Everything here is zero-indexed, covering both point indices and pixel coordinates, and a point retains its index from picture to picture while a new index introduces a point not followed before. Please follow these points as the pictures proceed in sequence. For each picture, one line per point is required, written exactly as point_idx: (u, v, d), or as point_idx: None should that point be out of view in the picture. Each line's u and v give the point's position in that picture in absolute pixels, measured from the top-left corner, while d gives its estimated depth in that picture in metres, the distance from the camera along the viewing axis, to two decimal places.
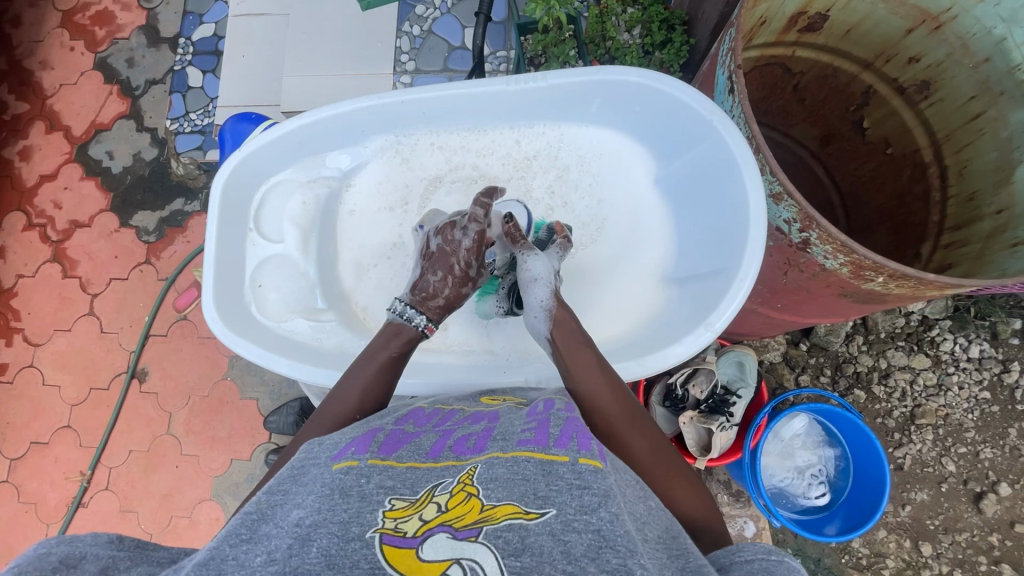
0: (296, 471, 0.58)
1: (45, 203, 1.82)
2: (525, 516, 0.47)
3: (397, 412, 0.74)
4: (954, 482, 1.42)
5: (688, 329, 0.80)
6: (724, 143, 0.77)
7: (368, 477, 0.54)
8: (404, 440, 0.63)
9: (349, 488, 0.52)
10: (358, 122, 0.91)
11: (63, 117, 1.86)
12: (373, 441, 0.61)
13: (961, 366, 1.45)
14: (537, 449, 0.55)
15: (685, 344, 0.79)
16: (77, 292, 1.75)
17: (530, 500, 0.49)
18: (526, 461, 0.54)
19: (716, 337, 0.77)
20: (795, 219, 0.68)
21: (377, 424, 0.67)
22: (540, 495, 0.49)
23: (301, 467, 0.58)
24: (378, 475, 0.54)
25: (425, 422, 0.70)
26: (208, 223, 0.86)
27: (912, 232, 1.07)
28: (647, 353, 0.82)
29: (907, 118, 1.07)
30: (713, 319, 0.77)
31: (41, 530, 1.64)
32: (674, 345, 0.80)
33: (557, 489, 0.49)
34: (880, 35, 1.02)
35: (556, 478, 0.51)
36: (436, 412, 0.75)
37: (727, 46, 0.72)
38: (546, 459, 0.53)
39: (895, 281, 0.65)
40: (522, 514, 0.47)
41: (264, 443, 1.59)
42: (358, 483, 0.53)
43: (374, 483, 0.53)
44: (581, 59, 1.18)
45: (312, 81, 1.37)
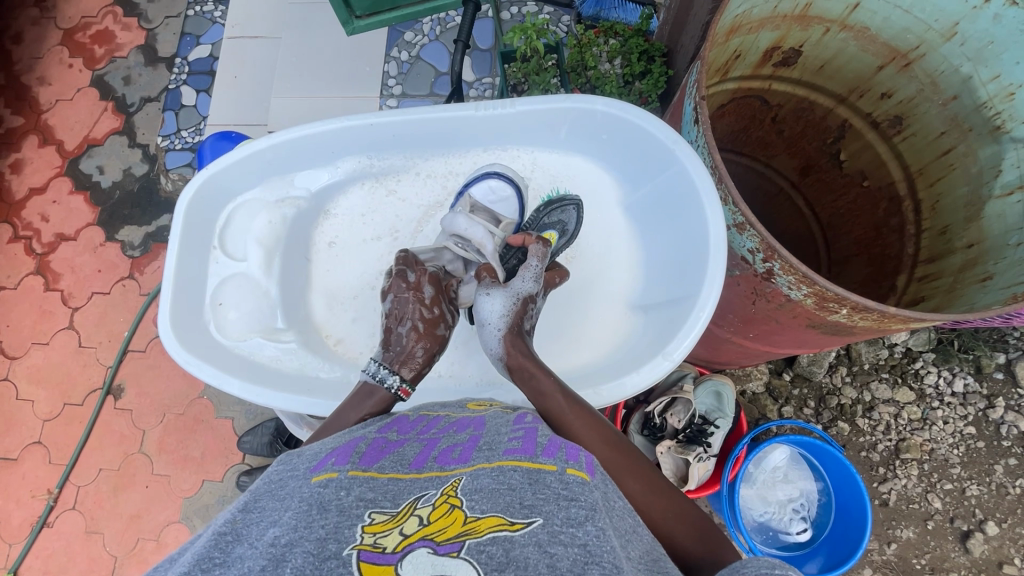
0: (274, 485, 0.56)
1: (32, 215, 1.82)
2: (509, 527, 0.46)
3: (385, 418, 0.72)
4: (941, 519, 1.38)
5: (647, 359, 0.79)
6: (686, 171, 0.77)
7: (348, 490, 0.52)
8: (386, 450, 0.61)
9: (328, 502, 0.50)
10: (329, 143, 0.92)
11: (57, 132, 1.88)
12: (354, 451, 0.60)
13: (945, 401, 1.43)
14: (524, 457, 0.54)
15: (643, 374, 0.78)
16: (58, 306, 1.73)
17: (516, 510, 0.48)
18: (512, 471, 0.52)
19: (675, 367, 0.76)
20: (758, 249, 0.67)
21: (361, 433, 0.65)
22: (526, 504, 0.48)
23: (279, 481, 0.56)
24: (358, 488, 0.53)
25: (410, 430, 0.68)
26: (170, 240, 0.86)
27: (889, 263, 1.07)
28: (605, 382, 0.81)
29: (882, 152, 1.09)
30: (671, 349, 0.76)
31: (3, 551, 1.59)
32: (633, 373, 0.79)
33: (544, 498, 0.48)
34: (854, 70, 1.04)
35: (543, 487, 0.50)
36: (421, 419, 0.72)
37: (693, 79, 0.71)
38: (533, 468, 0.52)
39: (859, 314, 0.65)
40: (507, 526, 0.46)
41: (237, 464, 1.55)
42: (338, 496, 0.51)
43: (354, 495, 0.51)
44: (563, 88, 1.20)
45: (300, 103, 1.39)
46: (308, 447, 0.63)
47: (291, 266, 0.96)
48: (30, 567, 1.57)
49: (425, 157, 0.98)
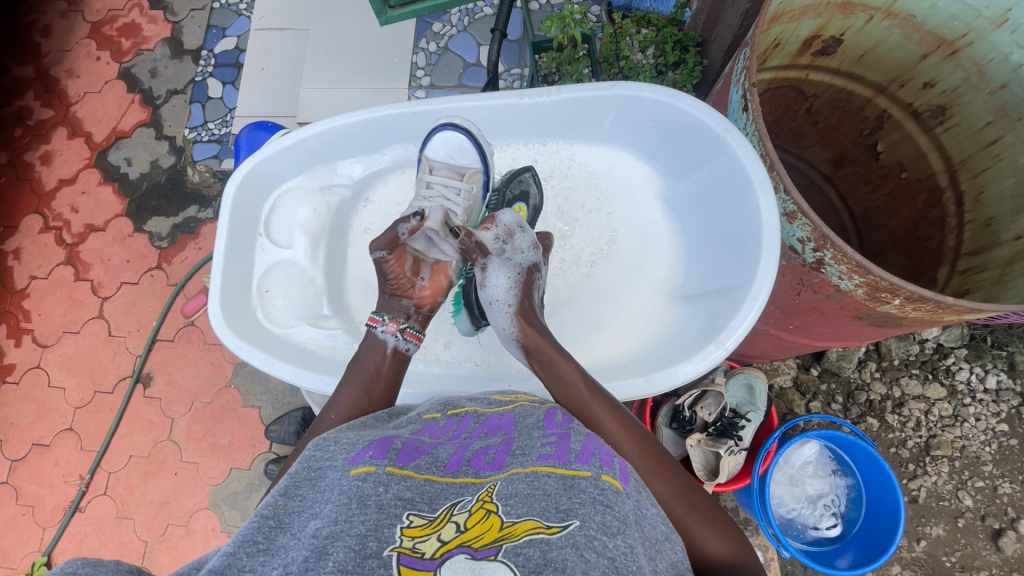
0: (313, 473, 0.57)
1: (62, 206, 1.85)
2: (546, 530, 0.46)
3: (412, 424, 0.70)
4: (971, 517, 1.37)
5: (698, 347, 0.78)
6: (737, 158, 0.76)
7: (387, 486, 0.52)
8: (421, 450, 0.61)
9: (367, 497, 0.50)
10: (371, 129, 0.92)
11: (85, 124, 1.90)
12: (391, 447, 0.60)
13: (978, 398, 1.41)
14: (558, 463, 0.54)
15: (695, 363, 0.77)
16: (88, 295, 1.76)
17: (552, 515, 0.48)
18: (547, 477, 0.52)
19: (727, 355, 0.75)
20: (809, 238, 0.67)
21: (394, 432, 0.64)
22: (562, 508, 0.48)
23: (317, 469, 0.58)
24: (396, 485, 0.53)
25: (442, 435, 0.67)
26: (219, 228, 0.86)
27: (928, 256, 1.05)
28: (657, 370, 0.80)
29: (921, 143, 1.07)
30: (724, 337, 0.75)
31: (37, 534, 1.62)
32: (684, 362, 0.77)
33: (580, 502, 0.48)
34: (896, 60, 1.02)
35: (579, 492, 0.49)
36: (451, 421, 0.71)
37: (742, 65, 0.71)
38: (567, 475, 0.52)
39: (912, 304, 0.64)
40: (544, 530, 0.46)
41: (264, 452, 1.57)
42: (376, 492, 0.51)
43: (393, 493, 0.52)
44: (594, 77, 1.19)
45: (327, 94, 1.39)
46: (343, 436, 0.63)
47: (334, 254, 0.96)
48: (62, 551, 1.59)
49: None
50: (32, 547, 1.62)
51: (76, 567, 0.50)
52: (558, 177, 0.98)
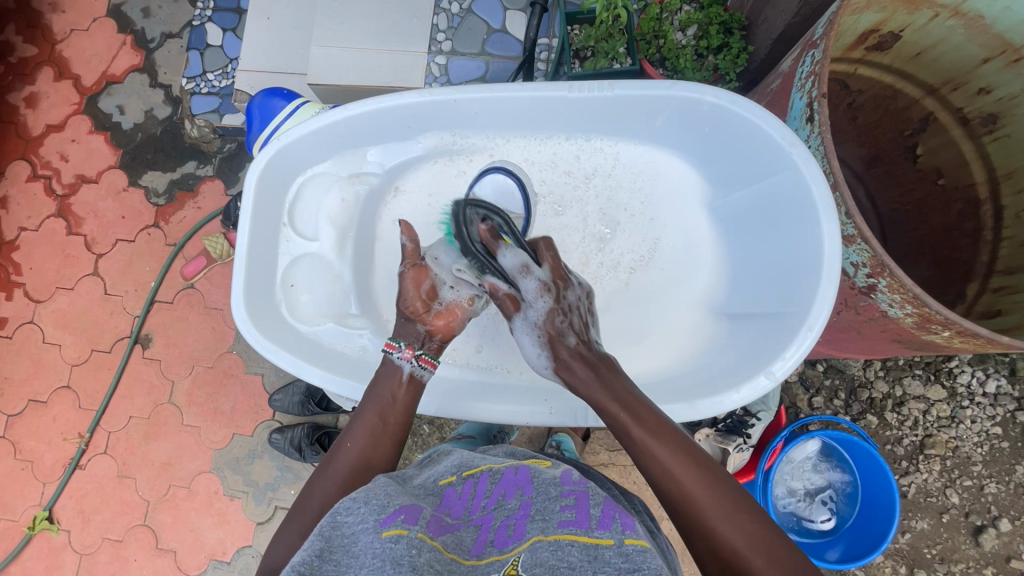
0: (344, 539, 0.55)
1: (51, 154, 1.75)
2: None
3: (432, 492, 0.69)
4: (955, 513, 1.42)
5: (748, 375, 0.79)
6: (804, 180, 0.75)
7: (419, 551, 0.52)
8: (447, 528, 0.59)
9: (401, 559, 0.50)
10: (410, 114, 0.90)
11: (73, 65, 1.77)
12: (421, 514, 0.59)
13: (975, 401, 1.43)
14: (580, 531, 0.54)
15: (742, 392, 0.79)
16: (81, 251, 1.70)
17: None
18: (570, 546, 0.52)
19: (776, 385, 0.77)
20: (865, 263, 0.67)
21: (418, 501, 0.63)
22: None
23: (347, 535, 0.56)
24: (427, 551, 0.52)
25: (461, 507, 0.65)
26: (242, 216, 0.87)
27: (957, 269, 1.04)
28: (701, 396, 0.82)
29: (965, 151, 1.04)
30: (775, 368, 0.77)
31: (37, 489, 1.62)
32: (732, 392, 0.80)
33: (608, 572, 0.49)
34: (953, 62, 0.97)
35: (605, 563, 0.50)
36: (467, 485, 0.69)
37: (807, 69, 0.72)
38: (590, 544, 0.52)
39: (961, 337, 0.63)
40: None
41: (267, 420, 1.57)
42: (410, 554, 0.51)
43: (425, 558, 0.51)
44: (630, 57, 1.11)
45: (338, 54, 1.29)
46: (368, 494, 0.61)
47: (360, 247, 0.97)
48: (64, 506, 1.60)
49: (505, 138, 0.97)
50: (33, 502, 1.62)
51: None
52: (601, 177, 0.98)
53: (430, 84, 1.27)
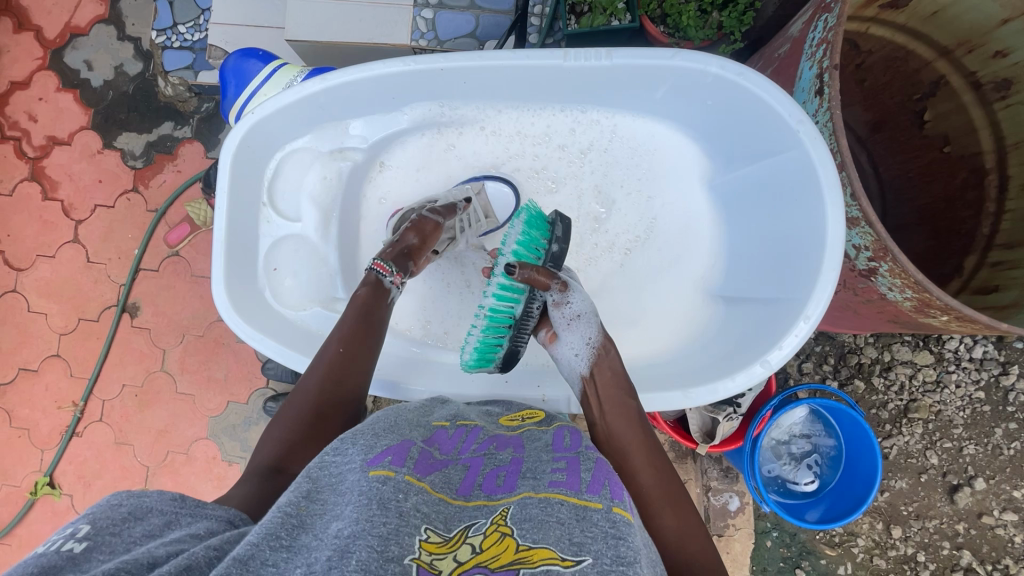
0: (332, 477, 0.55)
1: (18, 113, 1.65)
2: (561, 563, 0.44)
3: (417, 424, 0.68)
4: (934, 473, 1.47)
5: (742, 364, 0.80)
6: (808, 159, 0.72)
7: (406, 493, 0.50)
8: (437, 464, 0.59)
9: (387, 500, 0.48)
10: (392, 86, 0.84)
11: (33, 15, 1.65)
12: (409, 455, 0.57)
13: (962, 366, 1.45)
14: (569, 492, 0.53)
15: (738, 380, 0.79)
16: (60, 217, 1.64)
17: (566, 545, 0.46)
18: (559, 504, 0.51)
19: (770, 374, 0.77)
20: (866, 247, 0.66)
21: (410, 436, 0.62)
22: (575, 540, 0.47)
23: (336, 472, 0.55)
24: (415, 494, 0.50)
25: (451, 446, 0.65)
26: (218, 198, 0.83)
27: (957, 240, 1.02)
28: (695, 385, 0.83)
29: (975, 117, 1.01)
30: (770, 357, 0.77)
31: (36, 456, 1.64)
32: (727, 379, 0.80)
33: (592, 536, 0.47)
34: (970, 22, 0.92)
35: (591, 525, 0.49)
36: (459, 431, 0.70)
37: (818, 36, 0.68)
38: (579, 504, 0.51)
39: (959, 321, 0.62)
40: (559, 561, 0.44)
41: (261, 388, 1.58)
42: (396, 497, 0.49)
43: (412, 502, 0.49)
44: (629, 13, 1.04)
45: (314, 5, 1.19)
46: (361, 434, 0.60)
47: (344, 229, 0.95)
48: (64, 472, 1.62)
49: (497, 109, 0.93)
50: (33, 467, 1.64)
51: (123, 499, 0.52)
52: (596, 150, 0.96)
53: (416, 41, 1.19)
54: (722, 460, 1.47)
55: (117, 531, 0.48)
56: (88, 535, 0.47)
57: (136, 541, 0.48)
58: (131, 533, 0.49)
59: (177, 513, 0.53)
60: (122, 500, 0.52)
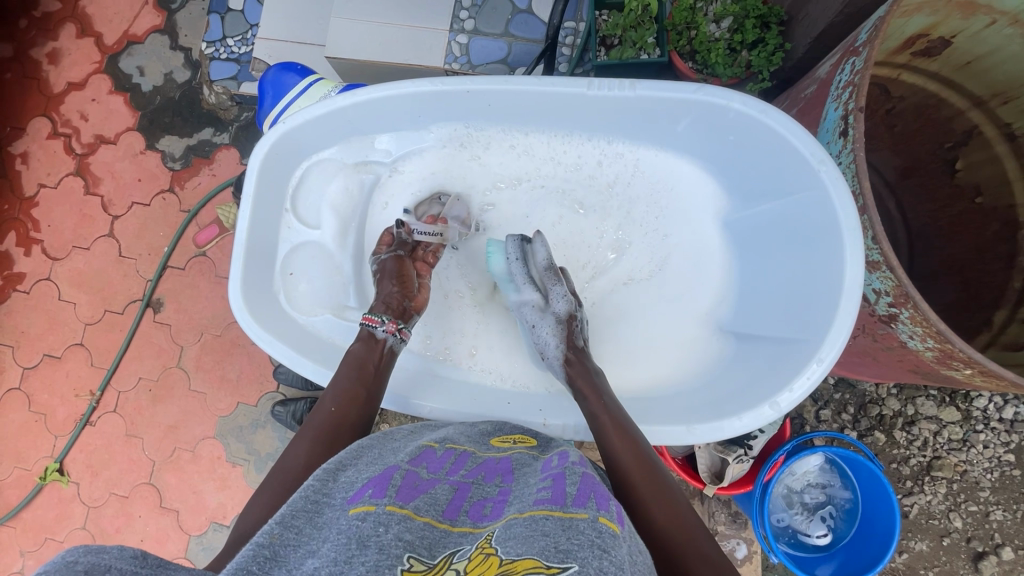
0: (311, 506, 0.53)
1: (71, 112, 1.75)
2: (546, 570, 0.40)
3: (407, 449, 0.68)
4: (957, 537, 1.39)
5: (751, 404, 0.78)
6: (828, 197, 0.72)
7: (387, 526, 0.48)
8: (420, 488, 0.56)
9: (367, 537, 0.46)
10: (421, 105, 0.87)
11: (96, 22, 1.75)
12: (390, 485, 0.55)
13: (990, 426, 1.39)
14: (554, 507, 0.49)
15: (746, 420, 0.77)
16: (98, 212, 1.71)
17: (552, 554, 0.42)
18: (545, 519, 0.47)
19: (779, 417, 0.76)
20: (887, 292, 0.64)
21: (394, 463, 0.61)
22: (562, 548, 0.43)
23: (316, 503, 0.53)
24: (396, 525, 0.48)
25: (439, 468, 0.63)
26: (243, 201, 0.86)
27: (987, 293, 0.99)
28: (699, 420, 0.81)
29: (1010, 169, 0.99)
30: (779, 400, 0.75)
31: (49, 441, 1.68)
32: (733, 418, 0.78)
33: (579, 544, 0.43)
34: (1006, 73, 0.91)
35: (578, 532, 0.45)
36: (447, 454, 0.68)
37: (846, 78, 0.68)
38: (566, 516, 0.47)
39: (983, 376, 0.60)
40: (543, 569, 0.41)
41: (271, 392, 1.59)
42: (376, 533, 0.47)
43: (393, 533, 0.47)
44: (659, 48, 1.06)
45: (356, 26, 1.25)
46: (345, 471, 0.60)
47: (362, 239, 0.97)
48: (74, 459, 1.65)
49: (523, 133, 0.94)
50: (45, 452, 1.67)
51: (80, 556, 0.49)
52: (618, 183, 0.97)
53: (450, 64, 1.23)
54: (731, 504, 1.41)
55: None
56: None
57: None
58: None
59: (136, 573, 0.49)
60: (79, 558, 0.49)
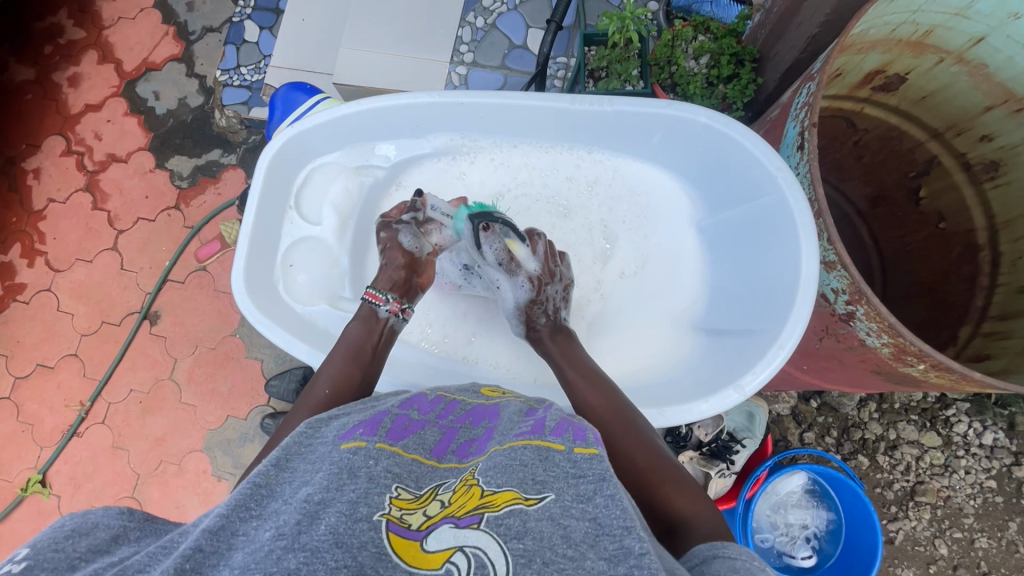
0: (303, 448, 0.57)
1: (86, 132, 1.83)
2: (524, 501, 0.47)
3: (398, 398, 0.73)
4: (943, 565, 1.39)
5: (717, 389, 0.84)
6: (786, 200, 0.79)
7: (377, 460, 0.53)
8: (410, 429, 0.61)
9: (358, 468, 0.51)
10: (417, 117, 0.95)
11: (117, 50, 1.86)
12: (380, 426, 0.60)
13: (971, 451, 1.41)
14: (533, 437, 0.55)
15: (711, 403, 0.83)
16: (104, 226, 1.76)
17: (529, 486, 0.49)
18: (523, 448, 0.54)
19: (743, 399, 0.81)
20: (844, 290, 0.70)
21: (384, 408, 0.65)
22: (539, 480, 0.49)
23: (307, 445, 0.58)
24: (385, 460, 0.54)
25: (429, 412, 0.69)
26: (251, 195, 0.92)
27: (952, 311, 1.04)
28: (671, 404, 0.87)
29: (967, 195, 1.05)
30: (744, 383, 0.81)
31: (34, 452, 1.67)
32: (701, 401, 0.84)
33: (554, 475, 0.50)
34: (957, 107, 0.99)
35: (553, 465, 0.51)
36: (439, 401, 0.73)
37: (803, 100, 0.75)
38: (543, 446, 0.53)
39: (936, 371, 0.65)
40: (521, 500, 0.47)
41: (261, 406, 1.60)
42: (366, 464, 0.52)
43: (382, 467, 0.52)
44: (643, 80, 1.15)
45: (363, 56, 1.34)
46: (336, 419, 0.64)
47: (360, 236, 1.01)
48: (57, 472, 1.64)
49: (513, 144, 1.01)
50: (28, 464, 1.66)
51: (67, 520, 0.51)
52: (594, 185, 1.02)
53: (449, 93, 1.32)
54: None
55: (60, 548, 0.48)
56: (25, 560, 0.46)
57: (81, 558, 0.48)
58: (76, 548, 0.48)
59: (125, 527, 0.52)
60: (66, 521, 0.51)
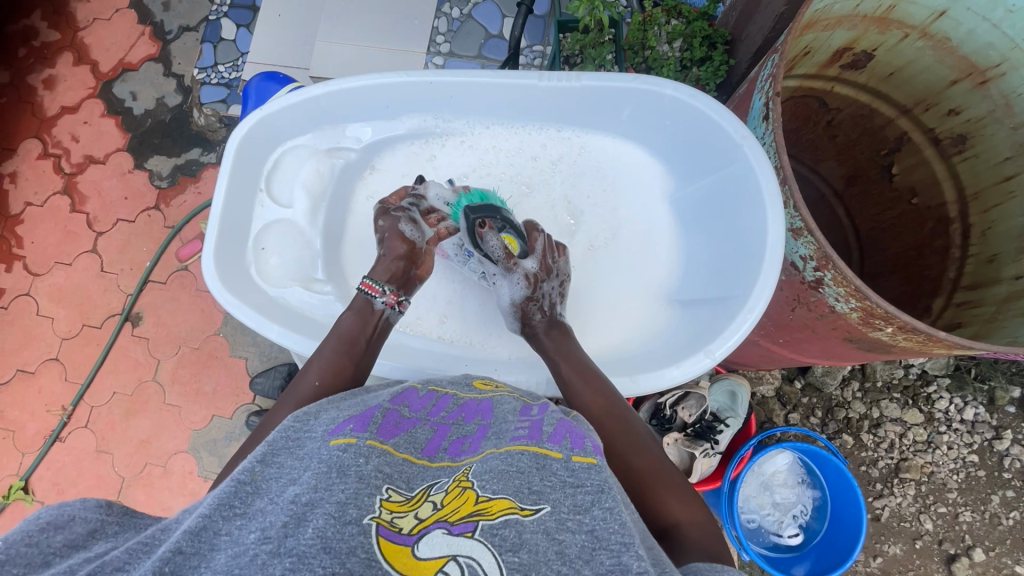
0: (292, 441, 0.56)
1: (63, 134, 1.81)
2: (520, 512, 0.47)
3: (391, 390, 0.72)
4: (929, 540, 1.41)
5: (688, 355, 0.84)
6: (751, 167, 0.80)
7: (367, 458, 0.52)
8: (400, 427, 0.61)
9: (347, 467, 0.50)
10: (388, 98, 0.95)
11: (93, 51, 1.84)
12: (371, 421, 0.59)
13: (953, 427, 1.42)
14: (530, 442, 0.56)
15: (683, 368, 0.84)
16: (83, 229, 1.74)
17: (525, 495, 0.49)
18: (520, 454, 0.54)
19: (715, 364, 0.82)
20: (811, 257, 0.71)
21: (376, 404, 0.65)
22: (535, 490, 0.50)
23: (297, 437, 0.57)
24: (376, 458, 0.53)
25: (420, 408, 0.68)
26: (219, 178, 0.91)
27: (927, 284, 1.06)
28: (642, 372, 0.87)
29: (937, 170, 1.07)
30: (714, 347, 0.81)
31: (16, 458, 1.64)
32: (672, 367, 0.84)
33: (551, 486, 0.50)
34: (925, 82, 1.01)
35: (550, 474, 0.52)
36: (429, 395, 0.73)
37: (768, 72, 0.75)
38: (541, 454, 0.54)
39: (904, 333, 0.66)
40: (518, 511, 0.47)
41: (247, 404, 1.59)
42: (356, 463, 0.51)
43: (373, 465, 0.51)
44: (617, 65, 1.16)
45: (340, 49, 1.34)
46: (324, 412, 0.63)
47: (333, 218, 1.02)
48: (40, 478, 1.62)
49: (485, 124, 1.02)
50: (11, 471, 1.64)
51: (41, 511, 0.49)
52: (566, 163, 1.03)
53: None
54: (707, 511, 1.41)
55: (35, 542, 0.47)
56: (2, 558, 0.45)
57: (56, 553, 0.47)
58: (51, 542, 0.47)
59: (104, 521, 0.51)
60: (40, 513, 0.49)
